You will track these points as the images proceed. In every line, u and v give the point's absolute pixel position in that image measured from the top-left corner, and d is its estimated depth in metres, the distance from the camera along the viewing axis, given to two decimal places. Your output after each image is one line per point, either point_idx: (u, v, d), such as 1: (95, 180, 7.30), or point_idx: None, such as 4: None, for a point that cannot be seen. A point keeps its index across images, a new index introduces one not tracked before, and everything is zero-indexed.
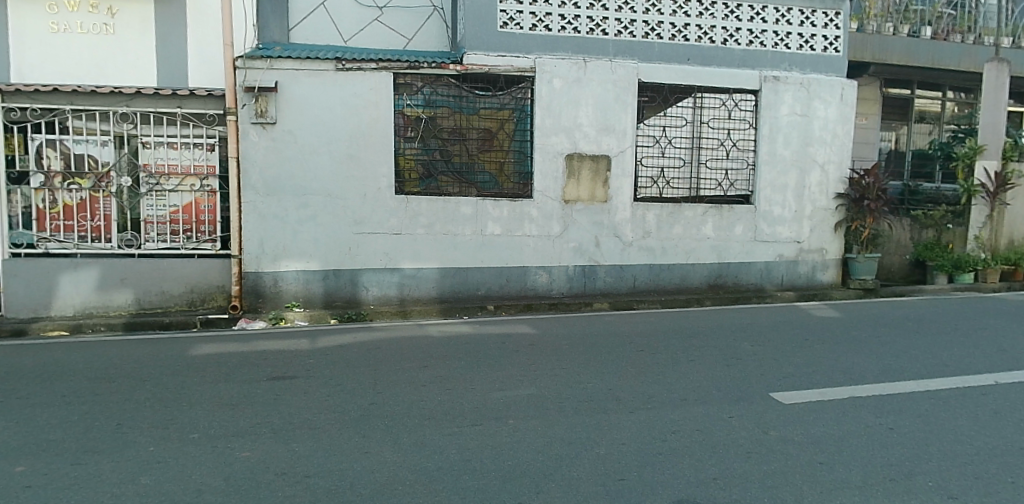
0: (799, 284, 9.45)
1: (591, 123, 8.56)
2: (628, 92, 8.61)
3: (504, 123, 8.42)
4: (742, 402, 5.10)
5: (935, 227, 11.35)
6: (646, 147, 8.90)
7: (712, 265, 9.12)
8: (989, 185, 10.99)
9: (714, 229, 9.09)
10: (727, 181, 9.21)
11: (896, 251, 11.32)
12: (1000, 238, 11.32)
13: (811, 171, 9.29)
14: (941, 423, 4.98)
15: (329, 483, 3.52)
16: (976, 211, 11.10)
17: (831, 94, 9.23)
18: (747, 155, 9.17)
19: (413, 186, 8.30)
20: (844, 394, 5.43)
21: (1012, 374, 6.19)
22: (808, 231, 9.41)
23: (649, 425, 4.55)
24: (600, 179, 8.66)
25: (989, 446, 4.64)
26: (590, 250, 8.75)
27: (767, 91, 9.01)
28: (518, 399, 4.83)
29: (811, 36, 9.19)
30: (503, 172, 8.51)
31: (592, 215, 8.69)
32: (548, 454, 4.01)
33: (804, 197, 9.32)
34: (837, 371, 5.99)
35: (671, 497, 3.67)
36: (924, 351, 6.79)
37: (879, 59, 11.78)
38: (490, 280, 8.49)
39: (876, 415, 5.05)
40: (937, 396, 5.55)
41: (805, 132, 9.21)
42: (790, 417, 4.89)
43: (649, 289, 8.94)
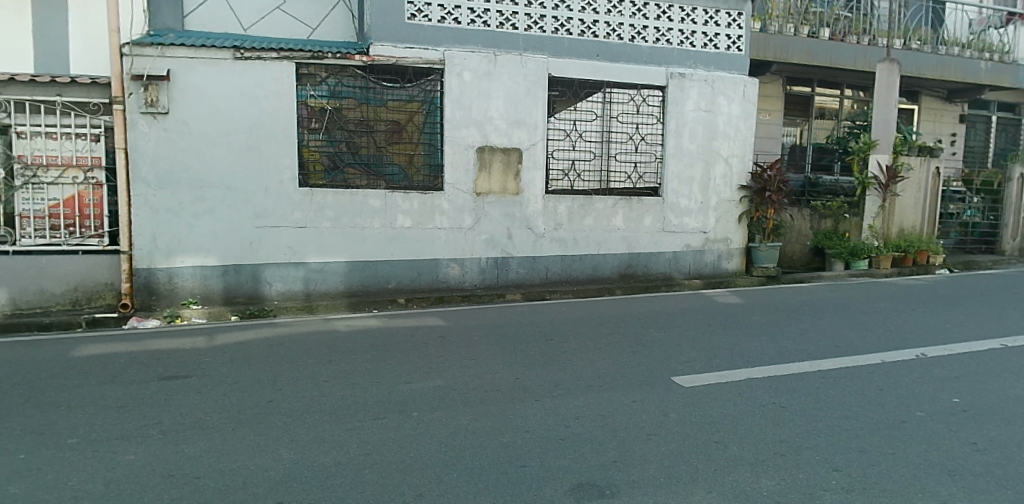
0: (705, 272, 9.81)
1: (502, 116, 8.60)
2: (538, 86, 8.70)
3: (413, 115, 8.36)
4: (643, 386, 5.26)
5: (833, 217, 11.89)
6: (557, 140, 9.04)
7: (622, 255, 9.35)
8: (881, 178, 11.69)
9: (624, 220, 9.31)
10: (636, 174, 9.46)
11: (797, 239, 11.87)
12: (892, 227, 12.03)
13: (715, 164, 9.64)
14: (827, 400, 5.30)
15: (220, 483, 3.42)
16: (870, 202, 11.75)
17: (734, 91, 9.61)
18: (654, 149, 9.44)
19: (318, 179, 8.13)
20: (741, 376, 5.68)
21: (895, 352, 6.65)
22: (713, 222, 9.77)
23: (554, 412, 4.64)
24: (511, 172, 8.72)
25: (870, 421, 4.96)
26: (502, 242, 8.80)
27: (673, 86, 9.29)
28: (424, 391, 4.83)
29: (715, 35, 9.56)
30: (413, 165, 8.44)
31: (504, 207, 8.75)
32: (452, 445, 4.02)
33: (710, 189, 9.67)
34: (736, 354, 6.26)
35: (572, 480, 3.75)
36: (819, 334, 7.19)
37: (780, 58, 12.33)
38: (400, 273, 8.42)
39: (769, 395, 5.31)
40: (828, 375, 5.88)
41: (709, 127, 9.55)
42: (689, 399, 5.08)
43: (561, 279, 9.09)
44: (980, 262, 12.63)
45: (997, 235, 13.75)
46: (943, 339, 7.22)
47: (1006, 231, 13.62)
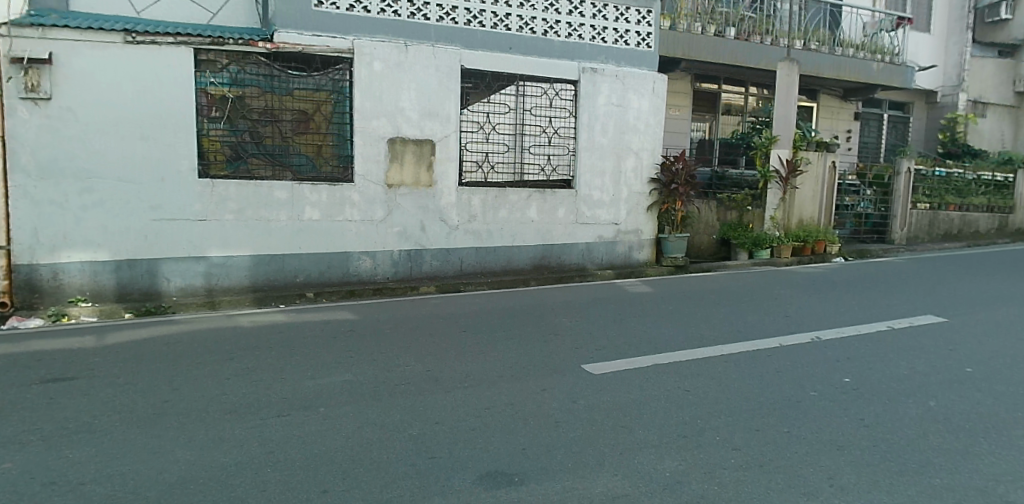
0: (618, 263, 10.05)
1: (414, 107, 8.53)
2: (451, 78, 8.68)
3: (320, 105, 8.16)
4: (554, 375, 5.35)
5: (737, 208, 12.37)
6: (470, 132, 9.03)
7: (536, 247, 9.46)
8: (781, 172, 12.34)
9: (538, 212, 9.43)
10: (550, 166, 9.58)
11: (704, 230, 12.17)
12: (792, 218, 12.68)
13: (626, 158, 9.89)
14: (729, 383, 5.55)
15: (109, 489, 3.26)
16: (771, 195, 12.43)
17: (644, 86, 9.88)
18: (568, 142, 9.58)
19: (220, 169, 7.80)
20: (648, 362, 5.87)
21: (792, 336, 7.04)
22: (625, 214, 10.02)
23: (465, 402, 4.67)
24: (424, 164, 8.65)
25: (768, 401, 5.23)
26: (415, 235, 8.73)
27: (585, 81, 9.46)
28: (331, 386, 4.74)
29: (625, 32, 9.79)
30: (321, 155, 8.26)
31: (417, 199, 8.69)
32: (360, 440, 3.97)
33: (621, 182, 9.91)
34: (645, 341, 6.46)
35: (481, 469, 3.78)
36: (722, 320, 7.51)
37: (688, 55, 12.76)
38: (309, 267, 8.21)
39: (675, 380, 5.51)
40: (730, 359, 6.15)
41: (620, 121, 9.78)
42: (599, 386, 5.21)
43: (474, 272, 9.10)
44: (871, 251, 13.50)
45: (887, 225, 14.70)
46: (835, 323, 7.70)
47: (895, 222, 14.59)
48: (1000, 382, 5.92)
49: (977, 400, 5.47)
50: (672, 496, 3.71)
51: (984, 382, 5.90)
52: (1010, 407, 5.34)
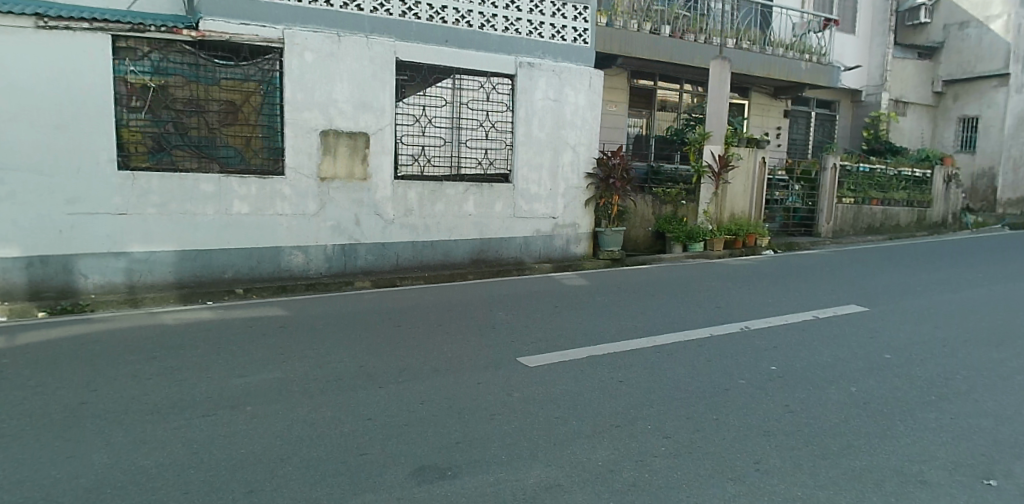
0: (555, 256, 10.14)
1: (348, 99, 8.39)
2: (385, 70, 8.58)
3: (249, 95, 7.98)
4: (489, 368, 5.37)
5: (672, 203, 12.65)
6: (406, 125, 8.95)
7: (474, 241, 9.45)
8: (714, 167, 12.70)
9: (475, 206, 9.42)
10: (487, 160, 9.59)
11: (641, 224, 12.43)
12: (724, 211, 13.07)
13: (563, 152, 9.98)
14: (660, 372, 5.68)
15: (16, 497, 3.11)
16: (704, 189, 12.77)
17: (581, 82, 9.99)
18: (505, 136, 9.63)
19: (141, 161, 7.53)
20: (583, 354, 5.94)
21: (721, 326, 7.26)
22: (562, 208, 10.12)
23: (397, 398, 4.63)
24: (358, 157, 8.53)
25: (700, 390, 5.37)
26: (349, 229, 8.60)
27: (522, 75, 9.49)
28: (260, 384, 4.64)
29: (562, 27, 9.88)
30: (251, 147, 8.06)
31: (351, 192, 8.56)
32: (288, 438, 3.90)
33: (558, 176, 10.00)
34: (581, 334, 6.55)
35: (413, 464, 3.77)
36: (655, 311, 7.69)
37: (625, 52, 12.96)
38: (238, 262, 7.98)
39: (609, 371, 5.60)
40: (662, 349, 6.29)
41: (557, 116, 9.86)
42: (534, 378, 5.26)
43: (411, 266, 9.02)
44: (799, 244, 14.02)
45: (814, 219, 15.30)
46: (763, 313, 7.97)
47: (821, 216, 15.19)
48: (914, 368, 6.24)
49: (893, 385, 5.76)
50: (603, 485, 3.77)
51: (900, 368, 6.21)
52: (922, 391, 5.64)
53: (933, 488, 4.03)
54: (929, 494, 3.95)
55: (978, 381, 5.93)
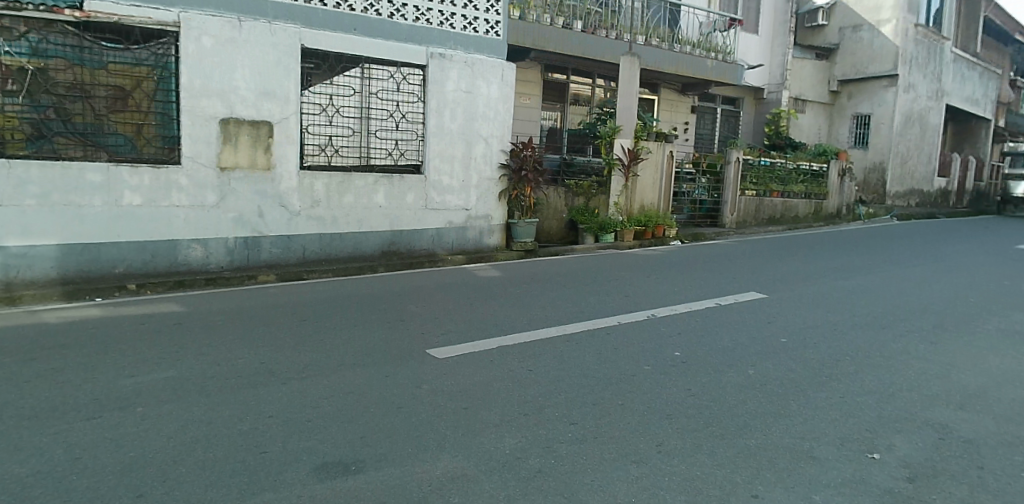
0: (467, 248, 10.16)
1: (249, 87, 8.10)
2: (290, 57, 8.33)
3: (141, 81, 7.63)
4: (398, 361, 5.34)
5: (584, 195, 12.82)
6: (312, 115, 8.78)
7: (385, 233, 9.33)
8: (623, 159, 13.12)
9: (386, 198, 9.30)
10: (397, 151, 9.50)
11: (554, 215, 12.54)
12: (633, 204, 13.52)
13: (475, 144, 9.99)
14: (568, 360, 5.80)
15: None
16: (614, 182, 13.12)
17: (493, 74, 10.01)
18: (416, 127, 9.56)
19: (18, 148, 7.05)
20: (493, 344, 5.99)
21: (629, 314, 7.49)
22: (474, 199, 10.14)
23: (300, 394, 4.52)
24: (261, 146, 8.26)
25: (607, 376, 5.53)
26: (253, 221, 8.32)
27: (433, 66, 9.44)
28: (151, 384, 4.45)
29: (474, 19, 9.86)
30: (143, 135, 7.69)
31: (254, 183, 8.28)
32: (182, 439, 3.76)
33: (470, 168, 10.01)
34: (492, 324, 6.61)
35: (316, 461, 3.70)
36: (566, 301, 7.85)
37: (537, 46, 13.10)
38: (130, 256, 7.55)
39: (519, 360, 5.67)
40: (571, 338, 6.43)
41: (469, 108, 9.85)
42: (444, 369, 5.26)
43: (319, 259, 8.82)
44: (704, 234, 14.60)
45: (718, 211, 16.00)
46: (669, 301, 8.26)
47: (725, 208, 15.90)
48: (807, 350, 6.64)
49: (786, 367, 6.11)
50: (511, 473, 3.82)
51: (794, 351, 6.59)
52: (813, 372, 6.01)
53: (823, 462, 4.31)
54: (818, 469, 4.22)
55: (863, 361, 6.38)
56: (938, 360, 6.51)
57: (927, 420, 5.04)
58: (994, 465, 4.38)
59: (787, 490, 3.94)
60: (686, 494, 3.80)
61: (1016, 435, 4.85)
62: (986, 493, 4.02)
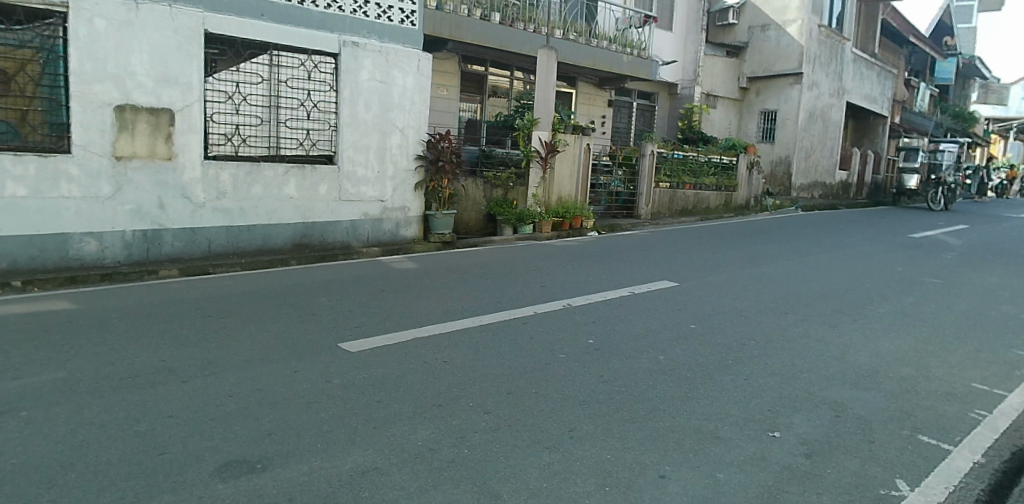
0: (383, 240, 10.05)
1: (148, 72, 7.72)
2: (193, 42, 8.00)
3: (24, 64, 7.15)
4: (309, 355, 5.24)
5: (503, 187, 12.81)
6: (217, 102, 8.50)
7: (296, 225, 9.11)
8: (541, 152, 13.24)
9: (297, 189, 9.07)
10: (309, 141, 9.29)
11: (473, 206, 12.58)
12: (551, 195, 13.68)
13: (391, 135, 9.87)
14: (483, 351, 5.84)
15: None
16: (532, 173, 13.22)
17: (409, 64, 9.91)
18: (328, 117, 9.35)
19: None
20: (408, 336, 5.97)
21: (545, 304, 7.61)
22: (390, 191, 10.03)
23: (203, 392, 4.39)
24: (161, 134, 7.88)
25: (522, 365, 5.62)
26: (153, 213, 7.94)
27: (346, 55, 9.26)
28: (38, 386, 4.23)
29: (389, 7, 9.71)
30: (27, 122, 7.20)
31: (153, 174, 7.89)
32: (70, 444, 3.60)
33: (386, 158, 9.89)
34: (407, 316, 6.58)
35: (218, 460, 3.59)
36: (484, 292, 7.90)
37: (455, 37, 13.04)
38: (16, 251, 7.07)
39: (433, 351, 5.68)
40: (488, 328, 6.48)
41: (384, 98, 9.72)
42: (356, 362, 5.20)
43: (226, 253, 8.52)
44: (621, 225, 14.95)
45: (634, 202, 16.42)
46: (584, 291, 8.45)
47: (640, 200, 16.36)
48: (714, 336, 6.93)
49: (693, 351, 6.37)
50: (425, 464, 3.82)
51: (703, 337, 6.87)
52: (719, 356, 6.30)
53: (726, 441, 4.53)
54: (721, 448, 4.44)
55: (765, 345, 6.73)
56: (836, 342, 6.93)
57: (823, 399, 5.37)
58: (883, 439, 4.71)
59: (692, 469, 4.11)
60: (597, 477, 3.91)
61: (904, 411, 5.23)
62: (875, 465, 4.32)
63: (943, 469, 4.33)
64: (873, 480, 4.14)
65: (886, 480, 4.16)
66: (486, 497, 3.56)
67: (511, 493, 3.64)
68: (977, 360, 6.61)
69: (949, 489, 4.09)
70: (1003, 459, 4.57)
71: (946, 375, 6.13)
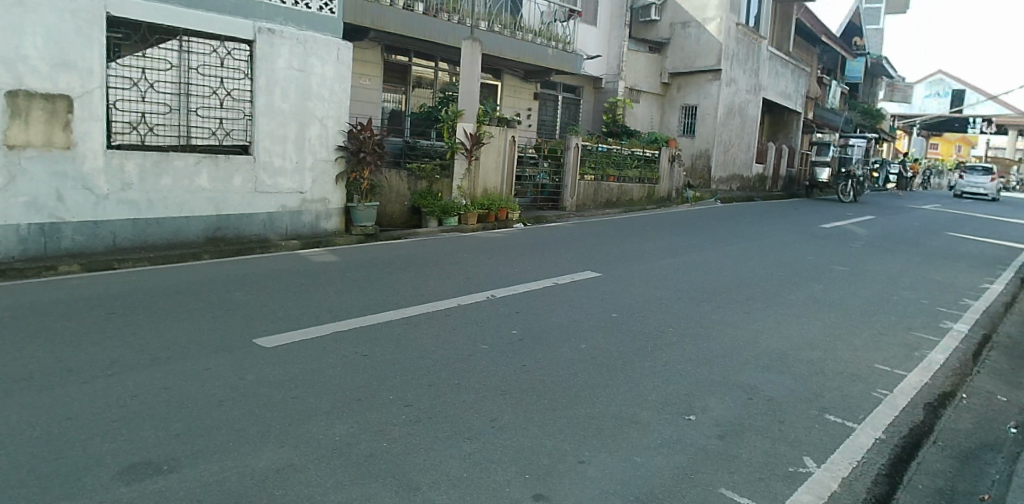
0: (303, 233, 9.83)
1: (43, 56, 7.27)
2: (94, 26, 7.58)
3: None
4: (222, 351, 5.08)
5: (427, 179, 12.78)
6: (121, 88, 8.08)
7: (209, 217, 8.78)
8: (467, 143, 13.18)
9: (209, 180, 8.75)
10: (222, 130, 8.94)
11: (396, 199, 12.46)
12: (477, 187, 13.68)
13: (309, 125, 9.65)
14: (405, 344, 5.80)
15: None
16: (457, 165, 13.15)
17: (328, 53, 9.69)
18: (243, 105, 9.06)
19: None
20: (327, 330, 5.87)
21: (469, 295, 7.63)
22: (309, 182, 9.82)
23: (105, 392, 4.22)
24: (58, 122, 7.44)
25: (444, 357, 5.62)
26: (51, 205, 7.48)
27: (262, 42, 8.99)
28: None
29: None
30: None
31: (50, 164, 7.44)
32: None
33: (304, 149, 9.67)
34: (329, 310, 6.47)
35: (120, 463, 3.45)
36: (407, 285, 7.84)
37: (377, 26, 12.86)
38: None
39: (353, 345, 5.60)
40: (410, 321, 6.44)
41: (302, 87, 9.48)
42: (272, 358, 5.08)
43: (134, 247, 8.13)
44: (546, 217, 15.11)
45: (560, 194, 16.62)
46: (510, 282, 8.51)
47: (565, 192, 16.59)
48: (634, 324, 7.12)
49: (614, 339, 6.54)
50: (342, 459, 3.77)
51: (623, 325, 7.06)
52: (640, 343, 6.49)
53: (644, 426, 4.68)
54: (640, 432, 4.57)
55: (683, 332, 6.97)
56: (749, 328, 7.24)
57: (737, 383, 5.60)
58: (793, 419, 4.97)
59: (611, 454, 4.22)
60: (518, 465, 3.97)
61: (813, 392, 5.52)
62: (784, 444, 4.55)
63: (847, 446, 4.60)
64: (782, 457, 4.36)
65: (794, 458, 4.38)
66: (406, 490, 3.55)
67: (431, 484, 3.64)
68: (879, 342, 7.06)
69: (852, 464, 4.36)
70: (900, 435, 4.89)
71: (851, 357, 6.51)
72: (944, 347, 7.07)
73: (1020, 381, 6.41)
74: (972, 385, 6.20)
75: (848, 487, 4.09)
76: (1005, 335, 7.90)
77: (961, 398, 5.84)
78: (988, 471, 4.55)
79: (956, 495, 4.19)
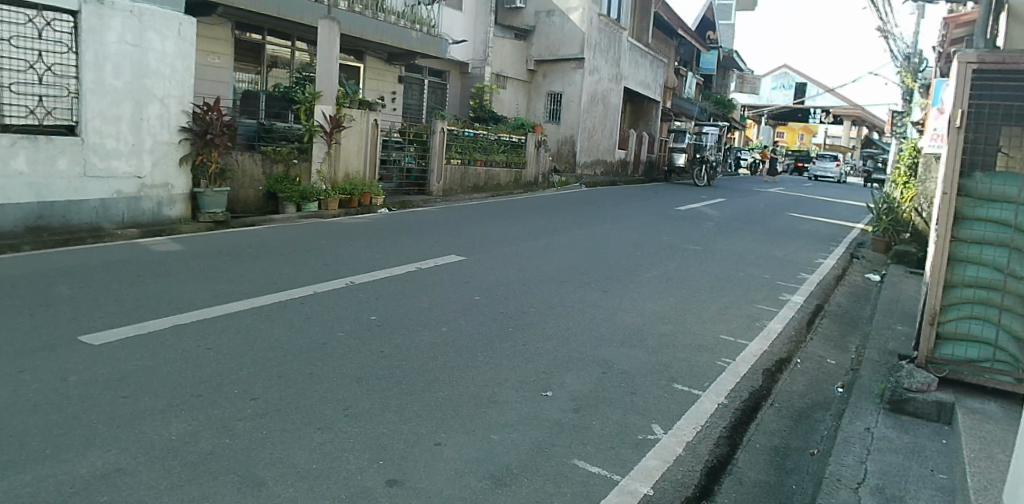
0: (144, 221, 9.23)
1: None
2: None
3: None
4: (37, 352, 4.68)
5: (284, 162, 12.25)
6: None
7: (29, 205, 7.98)
8: (325, 126, 12.76)
9: (28, 163, 7.93)
10: (42, 109, 8.10)
11: (250, 184, 11.84)
12: (338, 171, 13.36)
13: (148, 104, 9.05)
14: (255, 335, 5.59)
15: None
16: (316, 148, 12.73)
17: (167, 28, 9.12)
18: (66, 82, 8.25)
19: None
20: (166, 323, 5.56)
21: (326, 283, 7.45)
22: (149, 166, 9.21)
23: None
24: None
25: (297, 347, 5.47)
26: None
27: (88, 13, 8.26)
28: None
29: None
30: None
31: None
32: None
33: (142, 130, 9.05)
34: (173, 303, 6.11)
35: None
36: (260, 273, 7.55)
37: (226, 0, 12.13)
38: None
39: (195, 338, 5.34)
40: (262, 311, 6.22)
41: (137, 63, 8.85)
42: (98, 356, 4.75)
43: None
44: (412, 202, 14.99)
45: (426, 178, 16.54)
46: (373, 268, 8.40)
47: (432, 176, 16.54)
48: (496, 306, 7.28)
49: (473, 322, 6.65)
50: (177, 459, 3.61)
51: (484, 307, 7.19)
52: (499, 325, 6.64)
53: (504, 405, 4.83)
54: (498, 411, 4.72)
55: (542, 312, 7.21)
56: (604, 305, 7.63)
57: (591, 359, 5.89)
58: (643, 390, 5.33)
59: (465, 434, 4.34)
60: (371, 452, 3.97)
61: (660, 364, 5.94)
62: (635, 414, 4.88)
63: (693, 413, 5.00)
64: (630, 427, 4.67)
65: (644, 426, 4.71)
66: (249, 486, 3.46)
67: (276, 478, 3.57)
68: (722, 315, 7.67)
69: (696, 429, 4.75)
70: (741, 400, 5.38)
71: (696, 329, 7.03)
72: (782, 317, 7.81)
73: (844, 346, 7.23)
74: (805, 351, 6.92)
75: (691, 451, 4.45)
76: (835, 305, 8.84)
77: (795, 363, 6.50)
78: (817, 427, 5.11)
79: (788, 451, 4.69)
